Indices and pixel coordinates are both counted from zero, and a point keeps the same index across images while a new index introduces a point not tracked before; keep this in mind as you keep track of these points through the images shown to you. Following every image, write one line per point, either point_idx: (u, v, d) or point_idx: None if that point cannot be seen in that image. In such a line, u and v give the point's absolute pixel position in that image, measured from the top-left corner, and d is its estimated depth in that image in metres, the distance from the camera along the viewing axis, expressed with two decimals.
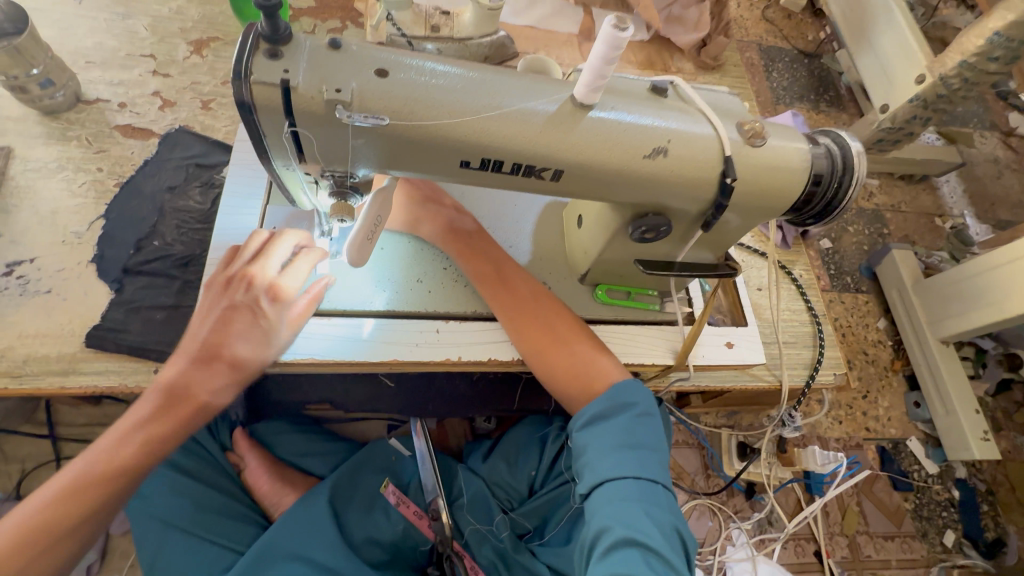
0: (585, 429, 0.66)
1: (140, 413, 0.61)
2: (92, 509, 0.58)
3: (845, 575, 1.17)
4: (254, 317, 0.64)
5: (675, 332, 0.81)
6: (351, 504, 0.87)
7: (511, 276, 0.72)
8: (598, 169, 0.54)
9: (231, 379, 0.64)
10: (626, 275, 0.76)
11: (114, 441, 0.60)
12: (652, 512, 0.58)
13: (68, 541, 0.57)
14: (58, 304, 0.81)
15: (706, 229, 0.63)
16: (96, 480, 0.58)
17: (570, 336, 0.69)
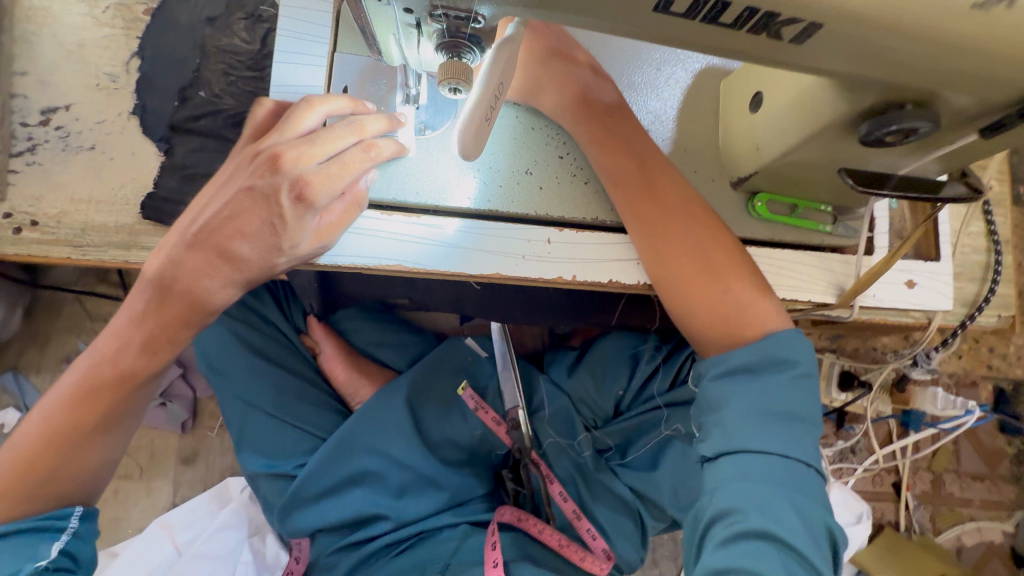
0: (721, 381, 0.52)
1: (137, 304, 0.50)
2: (113, 413, 0.52)
3: (919, 508, 1.13)
4: (267, 213, 0.45)
5: (846, 264, 0.63)
6: (429, 401, 0.85)
7: (656, 175, 0.56)
8: (881, 29, 0.33)
9: (234, 283, 0.48)
10: (802, 184, 0.58)
11: (114, 337, 0.51)
12: (797, 503, 0.46)
13: (101, 439, 0.53)
14: (104, 164, 0.70)
15: (986, 136, 0.43)
16: (102, 390, 0.51)
17: (723, 266, 0.54)
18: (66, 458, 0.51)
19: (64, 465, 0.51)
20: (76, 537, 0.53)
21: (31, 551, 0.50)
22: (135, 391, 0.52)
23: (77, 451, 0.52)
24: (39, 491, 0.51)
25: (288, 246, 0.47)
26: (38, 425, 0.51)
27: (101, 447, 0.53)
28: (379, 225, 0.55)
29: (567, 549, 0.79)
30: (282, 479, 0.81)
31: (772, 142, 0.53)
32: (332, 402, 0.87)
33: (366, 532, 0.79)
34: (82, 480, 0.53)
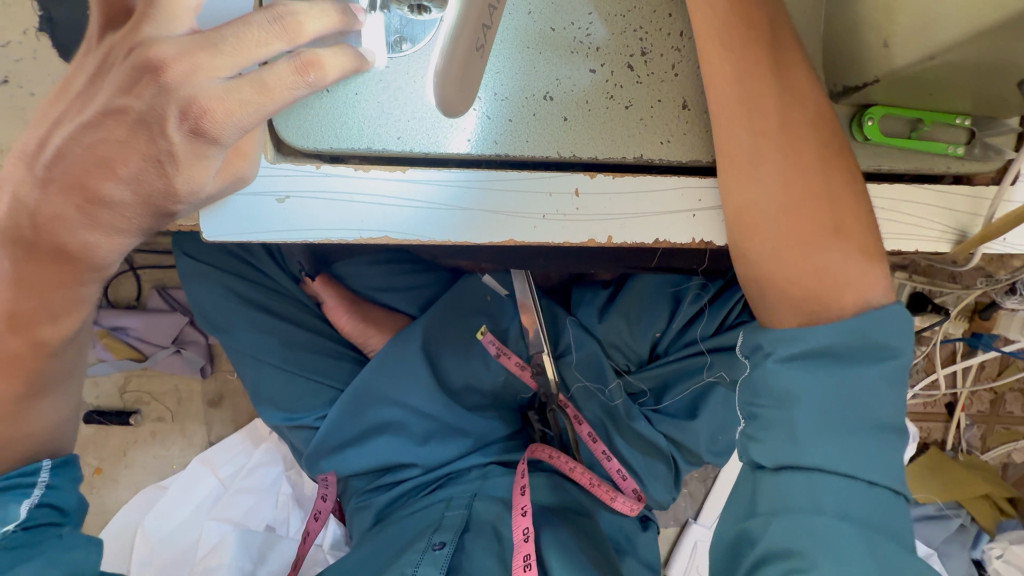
0: (791, 364, 0.39)
1: (13, 267, 0.37)
2: (41, 377, 0.43)
3: (971, 427, 1.06)
4: (149, 148, 0.32)
5: (975, 199, 0.47)
6: (446, 348, 0.78)
7: (763, 77, 0.40)
8: None
9: (125, 231, 0.36)
10: (939, 93, 0.41)
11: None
12: (881, 549, 0.35)
13: (40, 402, 0.45)
14: (26, 100, 0.56)
15: None
16: (11, 362, 0.41)
17: (840, 200, 0.40)
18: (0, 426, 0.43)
19: (6, 432, 0.43)
20: (53, 489, 0.46)
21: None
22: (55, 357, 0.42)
23: (14, 419, 0.44)
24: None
25: (186, 192, 0.34)
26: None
27: (43, 409, 0.45)
28: (354, 184, 0.42)
29: (597, 489, 0.76)
30: (305, 430, 0.77)
31: (919, 36, 0.36)
32: (345, 352, 0.80)
33: (395, 476, 0.78)
34: (40, 446, 0.46)
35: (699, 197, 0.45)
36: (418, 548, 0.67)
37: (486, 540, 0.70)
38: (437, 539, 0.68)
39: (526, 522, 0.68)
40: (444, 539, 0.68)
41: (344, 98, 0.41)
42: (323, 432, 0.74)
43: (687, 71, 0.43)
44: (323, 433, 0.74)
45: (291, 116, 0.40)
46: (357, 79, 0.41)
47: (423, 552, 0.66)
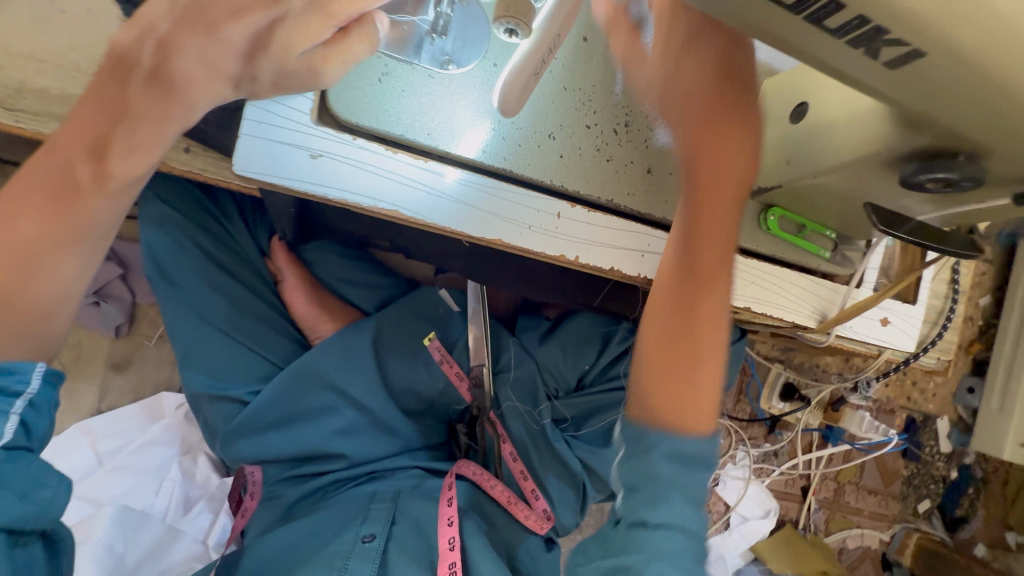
0: None
1: (109, 90, 0.38)
2: (73, 220, 0.41)
3: (819, 510, 1.24)
4: (267, 10, 0.34)
5: (835, 291, 0.64)
6: (393, 347, 0.83)
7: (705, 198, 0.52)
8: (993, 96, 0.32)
9: (222, 78, 0.37)
10: (819, 204, 0.57)
11: (82, 137, 0.39)
12: None
13: (63, 251, 0.42)
14: (53, 15, 0.59)
15: (1016, 200, 0.42)
16: (64, 195, 0.40)
17: None
18: (19, 276, 0.41)
19: (21, 281, 0.41)
20: (31, 406, 0.44)
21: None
22: (100, 194, 0.41)
23: (31, 266, 0.41)
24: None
25: (273, 61, 0.37)
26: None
27: (65, 265, 0.43)
28: (379, 160, 0.49)
29: (514, 506, 0.82)
30: (228, 404, 0.78)
31: (804, 162, 0.52)
32: (289, 330, 0.84)
33: (317, 467, 0.80)
34: (34, 319, 0.43)
35: (648, 242, 0.57)
36: (348, 541, 0.68)
37: (412, 532, 0.72)
38: (366, 532, 0.69)
39: (451, 531, 0.71)
40: (374, 531, 0.70)
41: (391, 91, 0.49)
42: (258, 405, 0.77)
43: (657, 146, 0.56)
44: (258, 405, 0.77)
45: (340, 97, 0.47)
46: (405, 78, 0.49)
47: (353, 545, 0.67)
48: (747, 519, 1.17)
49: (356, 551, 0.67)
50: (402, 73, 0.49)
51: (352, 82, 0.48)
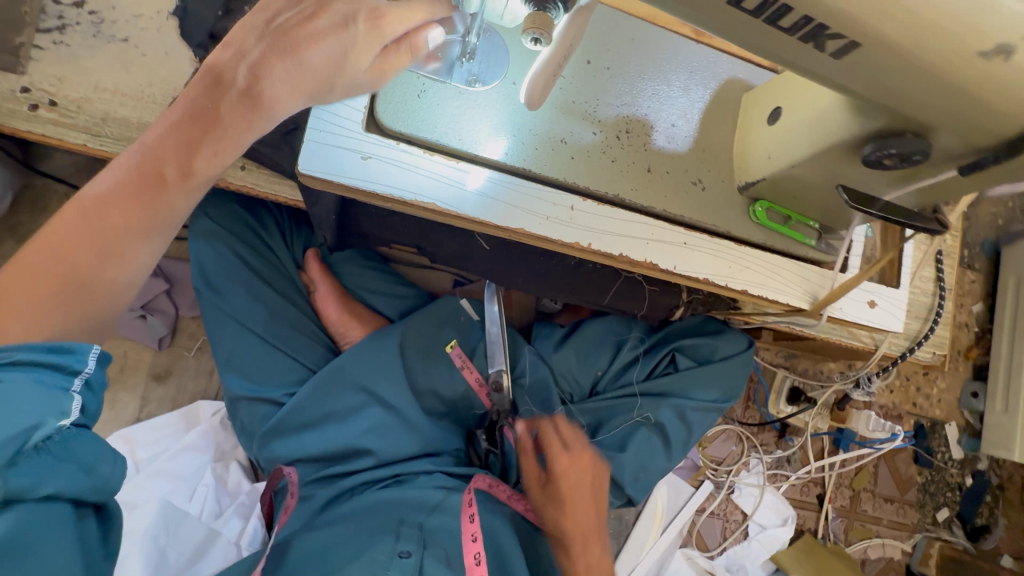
0: None
1: (195, 102, 0.47)
2: (156, 211, 0.50)
3: (836, 519, 1.25)
4: (340, 39, 0.44)
5: (824, 277, 0.70)
6: (417, 351, 0.88)
7: None
8: (919, 82, 0.41)
9: (300, 98, 0.47)
10: (800, 197, 0.65)
11: (171, 145, 0.48)
12: None
13: (145, 237, 0.51)
14: (135, 59, 0.69)
15: (961, 172, 0.49)
16: (149, 186, 0.49)
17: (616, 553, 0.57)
18: (103, 260, 0.50)
19: (104, 259, 0.50)
20: (88, 386, 0.50)
21: (47, 402, 0.46)
22: (183, 186, 0.50)
23: (114, 250, 0.50)
24: (68, 297, 0.50)
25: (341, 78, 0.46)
26: (71, 218, 0.49)
27: (140, 249, 0.51)
28: (417, 161, 0.57)
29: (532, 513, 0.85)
30: (265, 405, 0.84)
31: (780, 156, 0.59)
32: (321, 336, 0.90)
33: (346, 466, 0.84)
34: (103, 292, 0.51)
35: (653, 231, 0.64)
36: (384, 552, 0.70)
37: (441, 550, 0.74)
38: (402, 547, 0.72)
39: (477, 547, 0.75)
40: (409, 548, 0.72)
41: (428, 105, 0.58)
42: (294, 402, 0.82)
43: (654, 148, 0.64)
44: (294, 402, 0.82)
45: (388, 107, 0.56)
46: (439, 95, 0.58)
47: (390, 558, 0.70)
48: (765, 528, 1.17)
49: (393, 564, 0.69)
50: (437, 91, 0.58)
51: (396, 98, 0.57)
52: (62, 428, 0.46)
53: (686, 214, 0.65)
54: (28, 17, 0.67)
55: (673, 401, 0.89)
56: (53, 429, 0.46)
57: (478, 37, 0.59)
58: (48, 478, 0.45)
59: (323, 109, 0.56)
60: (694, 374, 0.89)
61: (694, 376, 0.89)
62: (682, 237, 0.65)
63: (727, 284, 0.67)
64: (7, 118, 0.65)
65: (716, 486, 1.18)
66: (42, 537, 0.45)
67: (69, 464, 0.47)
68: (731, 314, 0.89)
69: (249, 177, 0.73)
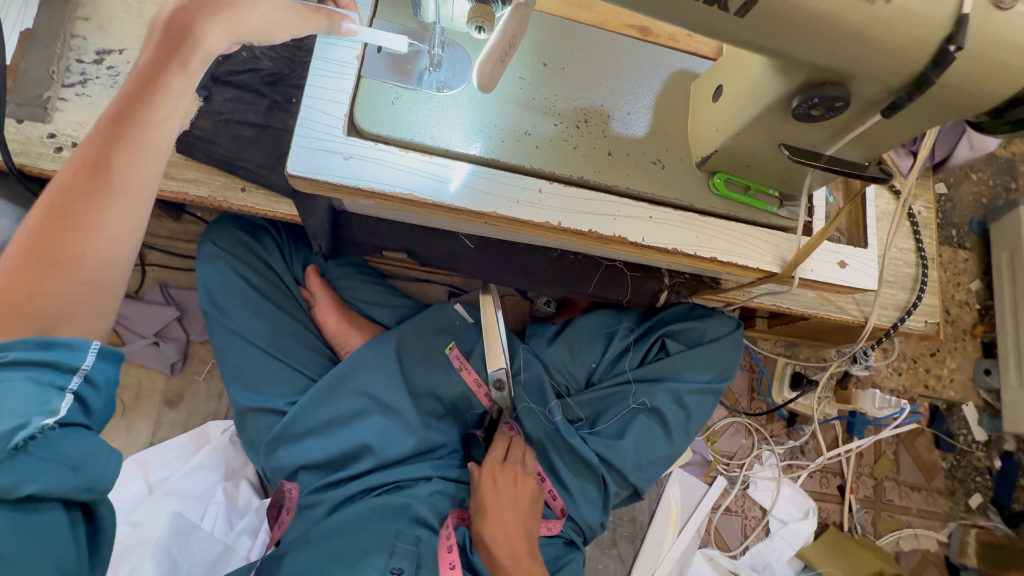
0: None
1: (147, 59, 0.49)
2: (116, 170, 0.47)
3: (862, 510, 1.20)
4: None
5: (789, 241, 0.73)
6: (414, 355, 0.91)
7: None
8: (815, 28, 0.47)
9: None
10: (754, 166, 0.69)
11: (120, 100, 0.48)
12: None
13: (101, 199, 0.46)
14: None
15: (886, 114, 0.54)
16: (105, 142, 0.47)
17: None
18: (69, 229, 0.46)
19: (73, 233, 0.46)
20: (88, 382, 0.47)
21: (37, 402, 0.43)
22: (131, 137, 0.48)
23: (79, 220, 0.46)
24: (46, 275, 0.45)
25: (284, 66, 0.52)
26: (42, 203, 0.46)
27: (107, 217, 0.47)
28: (394, 159, 0.64)
29: None
30: (272, 416, 0.87)
31: (725, 126, 0.64)
32: (323, 347, 0.95)
33: (351, 471, 0.86)
34: (84, 282, 0.46)
35: (619, 208, 0.69)
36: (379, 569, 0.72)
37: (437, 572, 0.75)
38: (396, 564, 0.73)
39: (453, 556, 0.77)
40: (402, 566, 0.73)
41: (400, 109, 0.64)
42: (298, 409, 0.85)
43: (612, 134, 0.70)
44: (298, 410, 0.85)
45: (365, 114, 0.64)
46: (411, 100, 0.65)
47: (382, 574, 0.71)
48: (787, 523, 1.14)
49: None
50: (408, 97, 0.65)
51: (372, 105, 0.64)
52: (47, 428, 0.43)
53: (649, 191, 0.70)
54: (55, 75, 0.77)
55: (668, 385, 0.92)
56: (39, 429, 0.43)
57: (442, 49, 0.66)
58: (31, 482, 0.43)
59: (307, 119, 0.63)
60: (686, 358, 0.92)
61: (686, 360, 0.92)
62: (648, 212, 0.70)
63: (695, 253, 0.71)
64: (35, 160, 0.74)
65: (729, 482, 1.15)
66: (22, 539, 0.43)
67: (56, 466, 0.44)
68: (711, 295, 0.93)
69: (249, 197, 0.80)
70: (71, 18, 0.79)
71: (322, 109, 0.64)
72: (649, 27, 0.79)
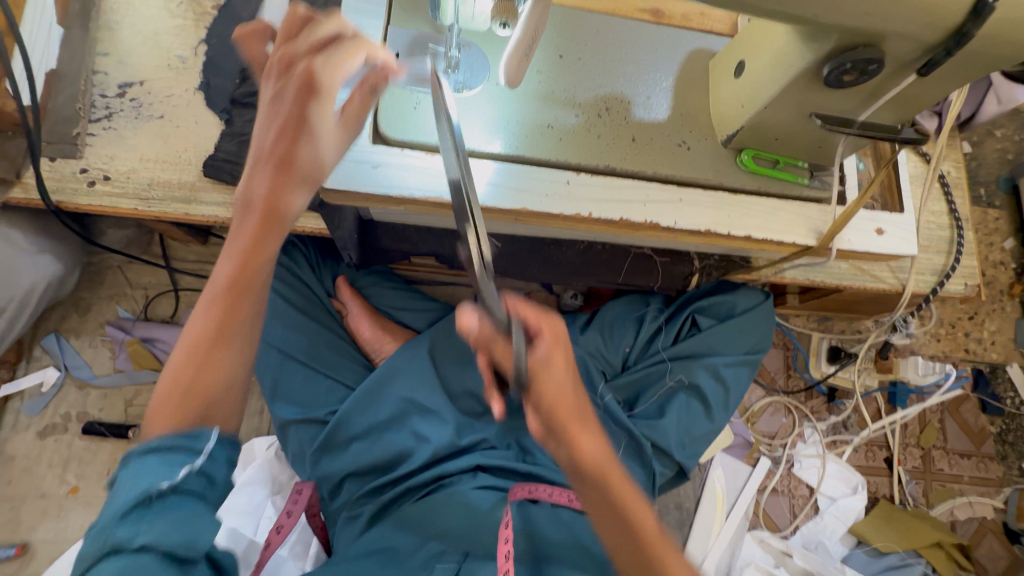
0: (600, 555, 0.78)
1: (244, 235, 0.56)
2: (232, 320, 0.55)
3: (912, 482, 1.18)
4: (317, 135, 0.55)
5: (822, 211, 0.72)
6: (448, 357, 0.92)
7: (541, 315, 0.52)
8: None
9: (304, 183, 0.56)
10: (783, 139, 0.68)
11: (231, 261, 0.55)
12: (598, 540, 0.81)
13: (223, 351, 0.54)
14: (170, 130, 0.80)
15: (919, 74, 0.53)
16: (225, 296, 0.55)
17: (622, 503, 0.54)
18: (202, 370, 0.53)
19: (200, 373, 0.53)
20: (211, 458, 0.50)
21: (164, 473, 0.47)
22: (246, 298, 0.55)
23: (208, 361, 0.53)
24: (189, 396, 0.52)
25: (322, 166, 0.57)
26: (182, 352, 0.54)
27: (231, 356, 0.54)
28: (425, 162, 0.64)
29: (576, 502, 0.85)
30: (313, 427, 0.88)
31: (750, 101, 0.64)
32: (358, 356, 0.95)
33: (394, 476, 0.85)
34: (210, 389, 0.53)
35: (647, 193, 0.69)
36: None
37: None
38: None
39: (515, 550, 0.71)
40: None
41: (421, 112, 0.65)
42: (340, 417, 0.86)
43: (634, 119, 0.70)
44: (340, 417, 0.86)
45: (388, 121, 0.64)
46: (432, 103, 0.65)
47: None
48: (836, 499, 1.12)
49: None
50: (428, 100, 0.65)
51: (396, 111, 0.64)
52: (164, 493, 0.46)
53: (677, 173, 0.69)
54: (82, 111, 0.78)
55: (705, 361, 0.92)
56: (158, 493, 0.46)
57: (459, 50, 0.66)
58: (143, 534, 0.45)
59: None
60: (720, 332, 0.91)
61: (720, 336, 0.92)
62: (676, 194, 0.69)
63: (728, 231, 0.70)
64: (71, 197, 0.76)
65: (774, 462, 1.14)
66: None
67: (166, 526, 0.46)
68: (743, 275, 0.91)
69: None
70: (92, 54, 0.81)
71: None
72: (661, 9, 0.78)
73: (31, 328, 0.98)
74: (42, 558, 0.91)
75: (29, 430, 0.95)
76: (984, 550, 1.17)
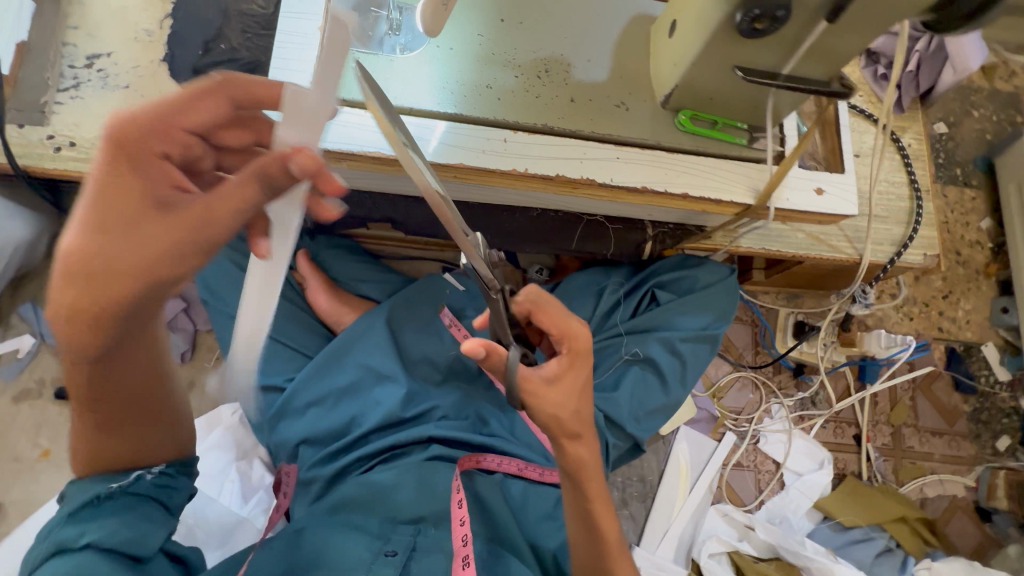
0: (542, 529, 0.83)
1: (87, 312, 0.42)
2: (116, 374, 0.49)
3: (881, 459, 1.17)
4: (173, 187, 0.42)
5: (760, 170, 0.73)
6: (408, 325, 0.94)
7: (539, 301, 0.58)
8: None
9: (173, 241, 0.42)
10: (717, 99, 0.69)
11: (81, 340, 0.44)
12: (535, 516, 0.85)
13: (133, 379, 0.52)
14: (134, 99, 0.83)
15: (829, 21, 0.54)
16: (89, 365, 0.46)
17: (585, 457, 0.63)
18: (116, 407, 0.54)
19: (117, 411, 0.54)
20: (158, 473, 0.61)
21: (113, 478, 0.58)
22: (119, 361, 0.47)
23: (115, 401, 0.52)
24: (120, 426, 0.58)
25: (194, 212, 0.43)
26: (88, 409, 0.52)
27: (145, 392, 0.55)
28: (365, 119, 0.66)
29: (528, 470, 0.89)
30: (272, 392, 0.91)
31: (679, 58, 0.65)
32: (319, 326, 0.98)
33: (349, 441, 0.87)
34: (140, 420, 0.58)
35: (584, 151, 0.70)
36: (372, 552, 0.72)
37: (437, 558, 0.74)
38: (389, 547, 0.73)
39: (465, 530, 0.76)
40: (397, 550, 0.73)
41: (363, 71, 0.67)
42: (299, 380, 0.88)
43: (574, 80, 0.71)
44: (299, 381, 0.88)
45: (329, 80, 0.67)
46: (373, 63, 0.68)
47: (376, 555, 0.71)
48: (802, 474, 1.12)
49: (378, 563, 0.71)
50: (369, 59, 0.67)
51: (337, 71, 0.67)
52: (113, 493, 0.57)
53: (614, 133, 0.71)
54: (50, 81, 0.82)
55: (660, 334, 0.93)
56: (107, 493, 0.57)
57: (400, 14, 0.69)
58: (94, 528, 0.55)
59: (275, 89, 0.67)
60: (677, 305, 0.93)
61: (677, 308, 0.93)
62: (614, 152, 0.71)
63: (666, 189, 0.71)
64: (37, 161, 0.79)
65: (739, 437, 1.14)
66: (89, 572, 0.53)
67: (116, 520, 0.56)
68: (695, 244, 0.93)
69: None
70: (62, 28, 0.84)
71: (290, 80, 0.67)
72: None
73: (8, 296, 1.01)
74: (14, 516, 0.94)
75: (6, 393, 0.99)
76: (954, 528, 1.16)
